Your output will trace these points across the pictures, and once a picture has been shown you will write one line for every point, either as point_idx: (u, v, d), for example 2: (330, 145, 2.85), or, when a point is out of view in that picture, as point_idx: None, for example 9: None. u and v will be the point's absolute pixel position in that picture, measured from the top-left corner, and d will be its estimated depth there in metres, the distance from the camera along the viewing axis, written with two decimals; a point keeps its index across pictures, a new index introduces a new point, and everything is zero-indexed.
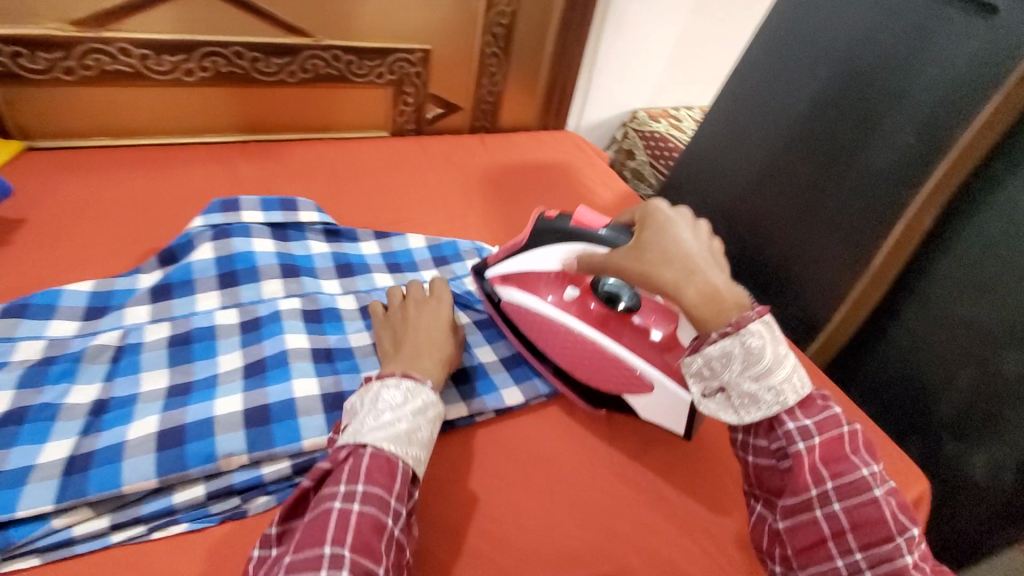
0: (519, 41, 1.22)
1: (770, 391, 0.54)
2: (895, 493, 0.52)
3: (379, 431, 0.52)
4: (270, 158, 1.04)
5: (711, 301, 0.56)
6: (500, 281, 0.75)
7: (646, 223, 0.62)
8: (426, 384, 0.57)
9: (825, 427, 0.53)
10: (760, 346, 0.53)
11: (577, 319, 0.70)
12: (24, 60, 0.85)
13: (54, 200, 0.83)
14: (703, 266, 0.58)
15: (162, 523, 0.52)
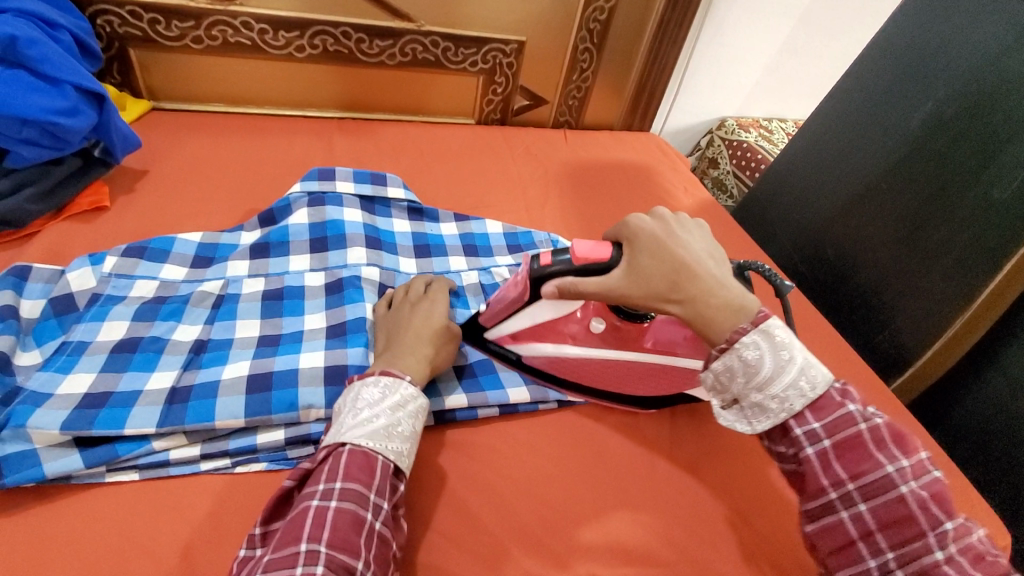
0: (614, 39, 1.21)
1: (778, 400, 0.51)
2: (931, 484, 0.48)
3: (357, 428, 0.52)
4: (363, 136, 1.09)
5: (712, 313, 0.54)
6: (511, 339, 0.70)
7: (633, 245, 0.57)
8: (404, 378, 0.56)
9: (837, 427, 0.50)
10: (757, 357, 0.51)
11: (601, 348, 0.67)
12: (161, 27, 0.94)
13: (172, 156, 0.91)
14: (707, 275, 0.55)
15: (245, 460, 0.56)
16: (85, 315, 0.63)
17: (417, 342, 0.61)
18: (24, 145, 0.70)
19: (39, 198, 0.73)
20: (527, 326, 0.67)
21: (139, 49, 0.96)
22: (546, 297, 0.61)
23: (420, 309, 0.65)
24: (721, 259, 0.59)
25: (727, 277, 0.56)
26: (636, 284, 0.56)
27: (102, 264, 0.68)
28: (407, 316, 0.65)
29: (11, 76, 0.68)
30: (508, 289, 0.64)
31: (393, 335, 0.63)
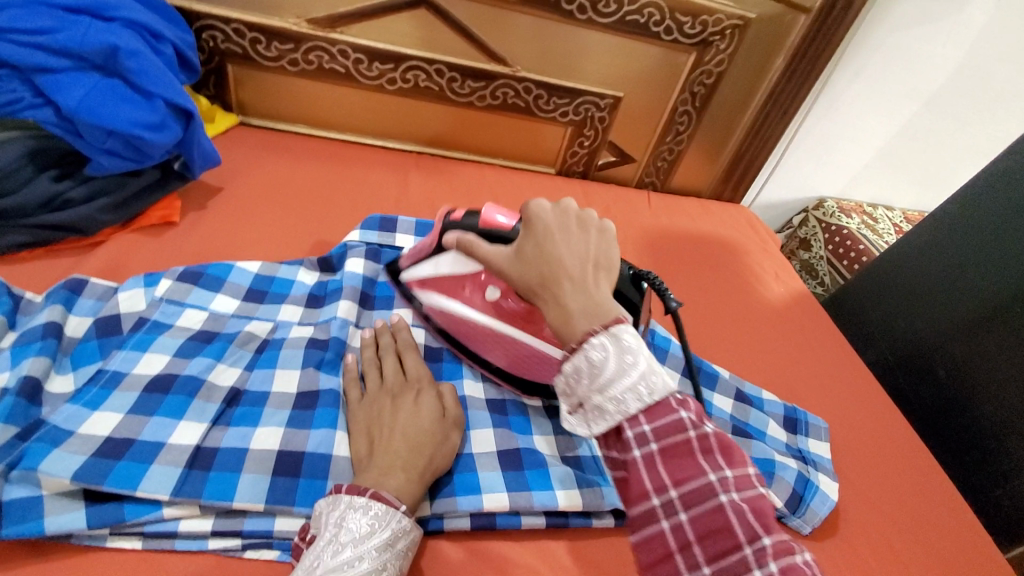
0: (717, 104, 1.12)
1: (614, 401, 0.43)
2: (753, 498, 0.42)
3: (334, 575, 0.43)
4: (440, 175, 1.05)
5: (566, 316, 0.48)
6: (420, 286, 0.70)
7: (530, 233, 0.53)
8: (399, 508, 0.48)
9: (665, 435, 0.43)
10: (601, 357, 0.44)
11: (487, 318, 0.65)
12: (261, 47, 0.94)
13: (249, 177, 0.90)
14: (577, 279, 0.49)
15: (257, 544, 0.50)
16: (127, 342, 0.60)
17: (409, 451, 0.53)
18: (107, 155, 0.69)
19: (111, 209, 0.71)
20: (436, 276, 0.67)
21: (237, 65, 0.96)
22: (449, 246, 0.63)
23: (404, 406, 0.57)
24: (606, 268, 0.51)
25: (606, 284, 0.49)
26: (515, 270, 0.53)
27: (156, 287, 0.66)
28: (390, 413, 0.57)
29: (109, 87, 0.67)
30: (426, 240, 0.67)
31: (378, 438, 0.54)
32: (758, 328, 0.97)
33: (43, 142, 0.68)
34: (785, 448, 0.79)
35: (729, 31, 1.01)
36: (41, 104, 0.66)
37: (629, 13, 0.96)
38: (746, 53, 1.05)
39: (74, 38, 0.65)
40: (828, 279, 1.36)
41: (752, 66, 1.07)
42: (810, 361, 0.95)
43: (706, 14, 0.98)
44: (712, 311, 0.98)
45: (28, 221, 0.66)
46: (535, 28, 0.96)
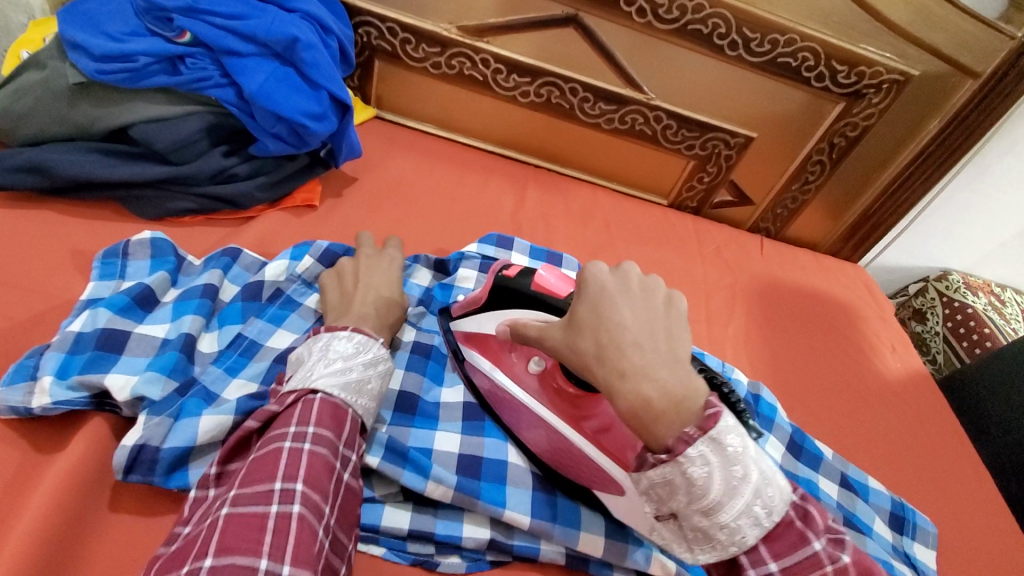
0: (855, 158, 1.06)
1: (726, 530, 0.39)
2: None
3: (329, 377, 0.50)
4: (556, 193, 1.05)
5: (648, 409, 0.39)
6: (465, 339, 0.66)
7: (581, 295, 0.44)
8: (378, 341, 0.56)
9: (794, 571, 0.39)
10: (704, 476, 0.38)
11: (528, 393, 0.59)
12: (410, 47, 0.97)
13: (382, 171, 0.93)
14: (646, 353, 0.40)
15: (367, 539, 0.55)
16: (264, 313, 0.65)
17: (378, 302, 0.62)
18: (271, 139, 0.73)
19: (266, 188, 0.76)
20: (481, 334, 0.63)
21: (384, 62, 1.00)
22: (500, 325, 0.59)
23: (380, 272, 0.66)
24: (678, 333, 0.41)
25: (685, 359, 0.41)
26: (569, 345, 0.45)
27: (297, 262, 0.70)
28: (364, 271, 0.66)
29: (285, 76, 0.71)
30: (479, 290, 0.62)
31: (354, 294, 0.63)
32: (869, 403, 0.91)
33: (219, 118, 0.72)
34: (892, 551, 0.70)
35: (887, 86, 0.96)
36: (225, 84, 0.70)
37: (782, 55, 0.93)
38: (900, 109, 0.99)
39: (263, 26, 0.69)
40: (942, 358, 1.22)
41: (903, 125, 1.01)
42: (927, 450, 0.87)
43: (864, 65, 0.93)
44: (821, 377, 0.92)
45: (196, 190, 0.72)
46: (680, 59, 0.95)
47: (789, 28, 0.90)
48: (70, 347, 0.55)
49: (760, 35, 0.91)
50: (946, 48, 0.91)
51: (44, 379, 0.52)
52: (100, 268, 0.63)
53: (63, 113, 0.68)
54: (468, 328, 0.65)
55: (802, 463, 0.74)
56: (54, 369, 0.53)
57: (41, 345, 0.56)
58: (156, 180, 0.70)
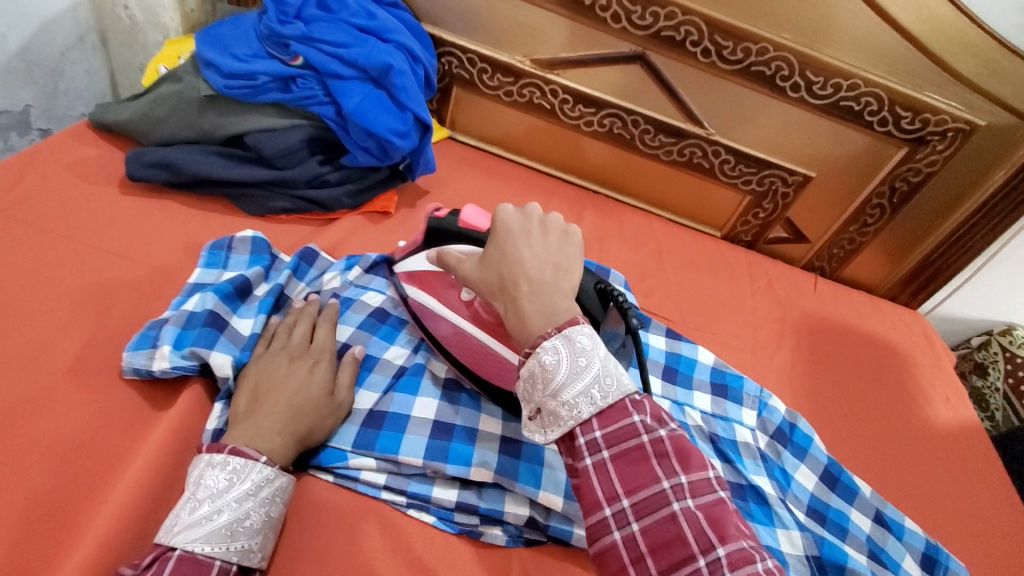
0: (918, 203, 1.06)
1: (566, 407, 0.45)
2: (710, 504, 0.41)
3: (192, 529, 0.50)
4: (611, 217, 1.10)
5: (521, 318, 0.49)
6: (406, 279, 0.71)
7: (492, 237, 0.54)
8: (258, 461, 0.53)
9: (616, 439, 0.44)
10: (553, 361, 0.45)
11: (463, 318, 0.65)
12: (486, 76, 1.06)
13: (452, 187, 1.02)
14: (535, 281, 0.50)
15: (418, 506, 0.61)
16: None
17: (287, 415, 0.58)
18: (361, 152, 0.82)
19: (352, 195, 0.86)
20: (421, 272, 0.69)
21: (461, 88, 1.09)
22: (432, 260, 0.64)
23: (297, 372, 0.62)
24: (569, 268, 0.52)
25: (563, 284, 0.50)
26: (478, 275, 0.55)
27: (350, 271, 0.79)
28: (284, 376, 0.62)
29: (377, 97, 0.80)
30: (418, 235, 0.72)
31: (262, 399, 0.59)
32: (916, 451, 0.89)
33: (319, 131, 0.82)
34: None
35: (952, 134, 0.96)
36: (326, 102, 0.80)
37: (844, 98, 0.95)
38: (965, 157, 0.99)
39: (363, 54, 0.79)
40: (1000, 416, 1.15)
41: (968, 173, 1.00)
42: (977, 505, 0.85)
43: (929, 112, 0.94)
44: (867, 418, 0.92)
45: (293, 192, 0.82)
46: (741, 98, 0.99)
47: (852, 74, 0.92)
48: (184, 322, 0.64)
49: (822, 79, 0.94)
50: (1013, 100, 0.92)
51: (164, 346, 0.61)
52: (206, 257, 0.73)
53: (193, 120, 0.80)
54: (410, 266, 0.71)
55: (837, 497, 0.74)
56: (172, 340, 0.62)
57: (160, 318, 0.66)
58: (261, 181, 0.80)
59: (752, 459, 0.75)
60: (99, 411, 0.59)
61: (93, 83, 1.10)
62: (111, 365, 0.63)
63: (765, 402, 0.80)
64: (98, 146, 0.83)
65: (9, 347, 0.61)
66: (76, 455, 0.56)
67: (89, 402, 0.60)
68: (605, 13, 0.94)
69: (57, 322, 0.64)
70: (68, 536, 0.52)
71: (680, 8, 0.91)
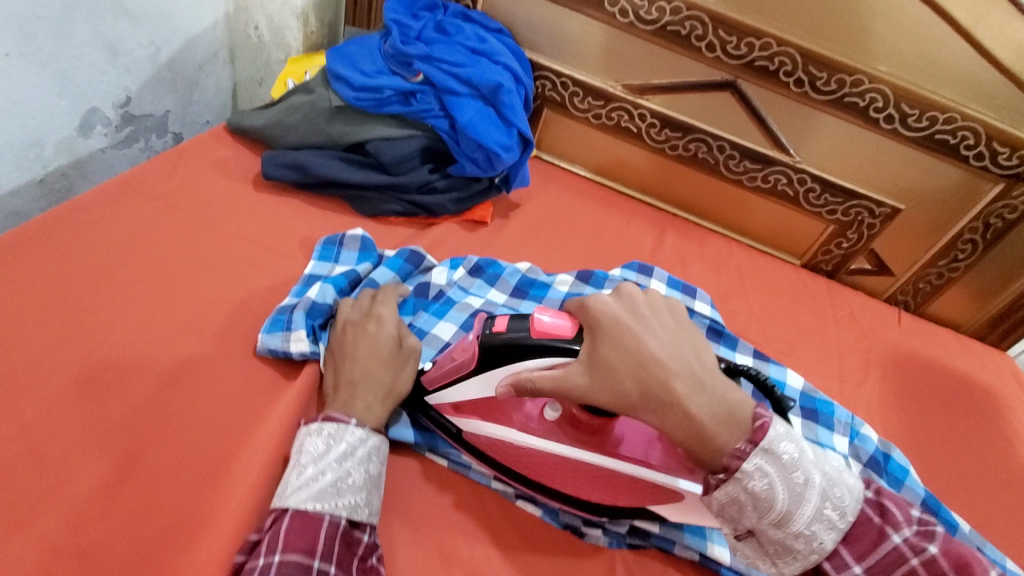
0: (1014, 241, 1.04)
1: (797, 537, 0.50)
2: (944, 548, 0.51)
3: (301, 490, 0.52)
4: (692, 240, 1.12)
5: (697, 427, 0.50)
6: (453, 410, 0.65)
7: (597, 338, 0.54)
8: (348, 423, 0.56)
9: (843, 523, 0.52)
10: (763, 486, 0.49)
11: (541, 440, 0.62)
12: (577, 99, 1.12)
13: (541, 202, 1.06)
14: (688, 382, 0.52)
15: (524, 499, 0.64)
16: (430, 307, 0.79)
17: (366, 374, 0.61)
18: (469, 163, 0.88)
19: (456, 202, 0.92)
20: (482, 399, 0.62)
21: (551, 110, 1.15)
22: (499, 391, 0.59)
23: (365, 336, 0.65)
24: (699, 348, 0.55)
25: (710, 365, 0.54)
26: (598, 386, 0.53)
27: (454, 272, 0.84)
28: (351, 343, 0.65)
29: (487, 113, 0.87)
30: (461, 355, 0.61)
31: (343, 366, 0.63)
32: (1014, 494, 0.86)
33: (432, 142, 0.89)
34: None
35: None
36: (441, 116, 0.87)
37: (940, 132, 0.95)
38: None
39: (478, 74, 0.86)
40: None
41: None
42: None
43: None
44: (960, 457, 0.89)
45: (404, 196, 0.89)
46: (831, 127, 1.00)
47: (950, 107, 0.93)
48: (310, 310, 0.69)
49: (918, 111, 0.94)
50: None
51: (298, 330, 0.67)
52: (320, 251, 0.80)
53: (321, 127, 0.88)
54: (454, 398, 0.63)
55: None
56: (303, 324, 0.67)
57: (287, 304, 0.71)
58: (377, 186, 0.88)
59: None
60: (239, 379, 0.65)
61: (219, 94, 1.22)
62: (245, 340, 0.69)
63: (856, 429, 0.80)
64: (234, 148, 0.92)
65: (162, 317, 0.68)
66: (221, 416, 0.62)
67: (230, 371, 0.66)
68: (701, 42, 0.99)
69: (201, 298, 0.71)
70: (216, 487, 0.57)
71: (776, 39, 0.94)
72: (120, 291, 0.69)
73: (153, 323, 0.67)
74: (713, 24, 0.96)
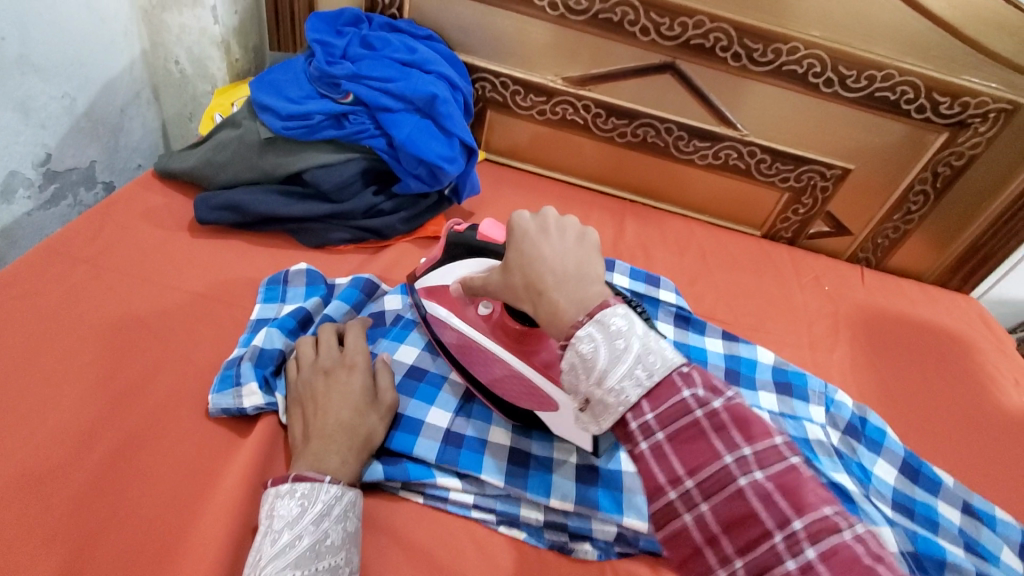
0: (963, 187, 1.05)
1: (613, 394, 0.41)
2: (780, 474, 0.37)
3: (276, 560, 0.49)
4: (651, 225, 1.11)
5: (555, 307, 0.45)
6: (426, 295, 0.71)
7: (510, 234, 0.53)
8: (323, 481, 0.53)
9: (666, 419, 0.40)
10: (592, 350, 0.42)
11: (482, 331, 0.66)
12: (519, 97, 1.09)
13: (494, 207, 1.04)
14: (559, 275, 0.47)
15: (507, 523, 0.63)
16: (389, 334, 0.76)
17: (339, 429, 0.59)
18: (413, 179, 0.85)
19: (406, 221, 0.89)
20: (444, 286, 0.69)
21: (494, 111, 1.12)
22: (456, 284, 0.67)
23: (337, 384, 0.63)
24: (590, 260, 0.48)
25: (595, 274, 0.47)
26: (505, 286, 0.53)
27: (411, 292, 0.81)
28: (325, 391, 0.62)
29: (425, 126, 0.84)
30: (438, 250, 0.72)
31: (313, 418, 0.60)
32: (991, 438, 0.87)
33: (372, 162, 0.85)
34: None
35: (994, 115, 0.96)
36: (378, 135, 0.84)
37: (879, 89, 0.96)
38: (1009, 137, 0.98)
39: (410, 87, 0.83)
40: None
41: (1013, 154, 1.00)
42: None
43: (968, 95, 0.94)
44: (936, 407, 0.90)
45: (351, 223, 0.86)
46: (774, 97, 1.00)
47: (886, 64, 0.93)
48: (258, 359, 0.67)
49: (856, 72, 0.94)
50: None
51: (249, 384, 0.64)
52: (265, 293, 0.77)
53: (253, 161, 0.84)
54: (432, 284, 0.70)
55: (920, 488, 0.73)
56: (253, 376, 0.65)
57: (234, 358, 0.68)
58: (321, 216, 0.84)
59: (828, 456, 0.75)
60: (195, 444, 0.62)
61: (147, 136, 1.16)
62: (197, 399, 0.66)
63: (831, 397, 0.80)
64: (165, 194, 0.88)
65: (104, 388, 0.64)
66: (178, 487, 0.58)
67: (182, 435, 0.62)
68: (635, 27, 0.97)
69: (145, 360, 0.67)
70: (179, 566, 0.54)
71: (708, 16, 0.93)
72: (55, 367, 0.65)
73: (95, 396, 0.63)
74: (643, 8, 0.95)
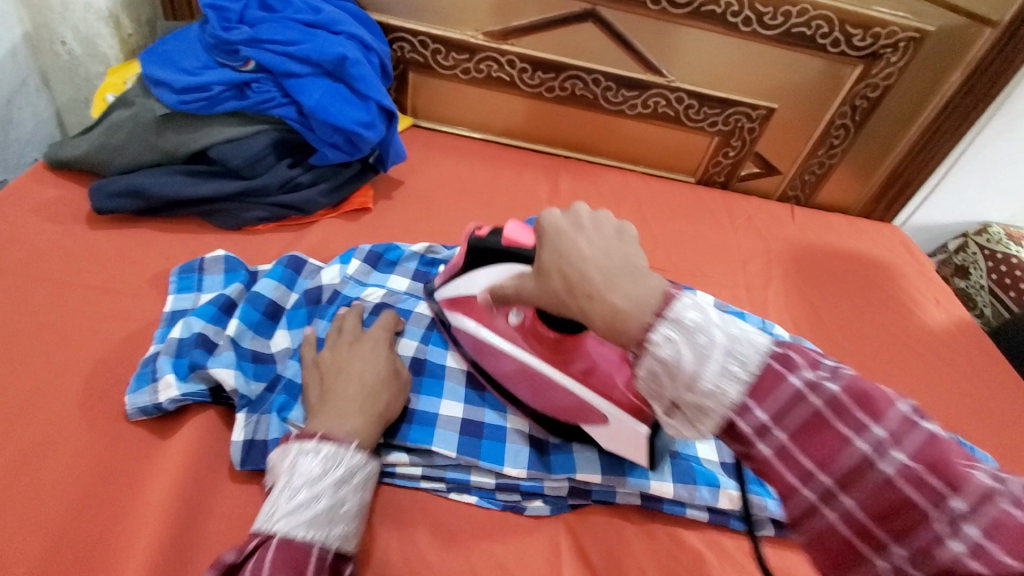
0: (880, 117, 1.08)
1: (710, 396, 0.38)
2: (919, 448, 0.36)
3: (293, 515, 0.47)
4: (587, 179, 1.10)
5: (618, 317, 0.40)
6: (449, 305, 0.67)
7: (544, 240, 0.45)
8: (349, 447, 0.52)
9: (780, 405, 0.38)
10: (674, 353, 0.38)
11: (517, 345, 0.61)
12: (440, 56, 1.05)
13: (424, 173, 1.01)
14: (606, 272, 0.41)
15: (458, 490, 0.62)
16: (326, 313, 0.72)
17: (361, 395, 0.58)
18: (329, 148, 0.81)
19: (328, 193, 0.85)
20: (466, 297, 0.63)
21: (417, 72, 1.08)
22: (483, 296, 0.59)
23: (359, 356, 0.62)
24: (634, 256, 0.42)
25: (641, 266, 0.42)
26: (541, 292, 0.47)
27: (348, 266, 0.78)
28: (345, 363, 0.62)
29: (336, 90, 0.79)
30: (456, 258, 0.65)
31: (333, 385, 0.59)
32: (913, 355, 0.92)
33: (283, 133, 0.81)
34: None
35: (904, 44, 0.99)
36: (286, 103, 0.79)
37: (796, 25, 0.96)
38: (919, 65, 1.02)
39: (316, 49, 0.77)
40: (989, 312, 1.16)
41: (924, 81, 1.03)
42: (976, 395, 0.88)
43: (879, 26, 0.96)
44: (864, 331, 0.94)
45: (269, 199, 0.81)
46: (695, 40, 1.00)
47: None
48: (176, 351, 0.63)
49: (772, 8, 0.94)
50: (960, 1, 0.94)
51: (166, 377, 0.60)
52: (178, 283, 0.72)
53: (152, 141, 0.78)
54: (451, 295, 0.66)
55: None
56: (171, 369, 0.61)
57: (151, 353, 0.64)
58: (234, 194, 0.80)
59: None
60: (114, 444, 0.58)
61: (39, 126, 1.06)
62: (113, 398, 0.62)
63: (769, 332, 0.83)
64: (60, 185, 0.81)
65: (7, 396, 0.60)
66: (99, 490, 0.55)
67: (99, 436, 0.58)
68: None
69: (50, 363, 0.63)
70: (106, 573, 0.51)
71: None
72: None
73: None
74: None
